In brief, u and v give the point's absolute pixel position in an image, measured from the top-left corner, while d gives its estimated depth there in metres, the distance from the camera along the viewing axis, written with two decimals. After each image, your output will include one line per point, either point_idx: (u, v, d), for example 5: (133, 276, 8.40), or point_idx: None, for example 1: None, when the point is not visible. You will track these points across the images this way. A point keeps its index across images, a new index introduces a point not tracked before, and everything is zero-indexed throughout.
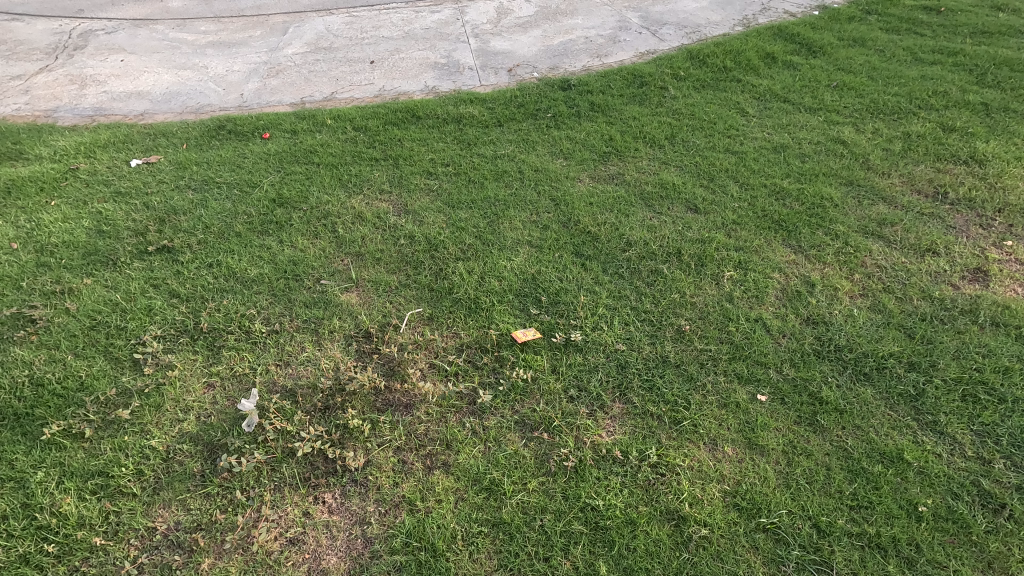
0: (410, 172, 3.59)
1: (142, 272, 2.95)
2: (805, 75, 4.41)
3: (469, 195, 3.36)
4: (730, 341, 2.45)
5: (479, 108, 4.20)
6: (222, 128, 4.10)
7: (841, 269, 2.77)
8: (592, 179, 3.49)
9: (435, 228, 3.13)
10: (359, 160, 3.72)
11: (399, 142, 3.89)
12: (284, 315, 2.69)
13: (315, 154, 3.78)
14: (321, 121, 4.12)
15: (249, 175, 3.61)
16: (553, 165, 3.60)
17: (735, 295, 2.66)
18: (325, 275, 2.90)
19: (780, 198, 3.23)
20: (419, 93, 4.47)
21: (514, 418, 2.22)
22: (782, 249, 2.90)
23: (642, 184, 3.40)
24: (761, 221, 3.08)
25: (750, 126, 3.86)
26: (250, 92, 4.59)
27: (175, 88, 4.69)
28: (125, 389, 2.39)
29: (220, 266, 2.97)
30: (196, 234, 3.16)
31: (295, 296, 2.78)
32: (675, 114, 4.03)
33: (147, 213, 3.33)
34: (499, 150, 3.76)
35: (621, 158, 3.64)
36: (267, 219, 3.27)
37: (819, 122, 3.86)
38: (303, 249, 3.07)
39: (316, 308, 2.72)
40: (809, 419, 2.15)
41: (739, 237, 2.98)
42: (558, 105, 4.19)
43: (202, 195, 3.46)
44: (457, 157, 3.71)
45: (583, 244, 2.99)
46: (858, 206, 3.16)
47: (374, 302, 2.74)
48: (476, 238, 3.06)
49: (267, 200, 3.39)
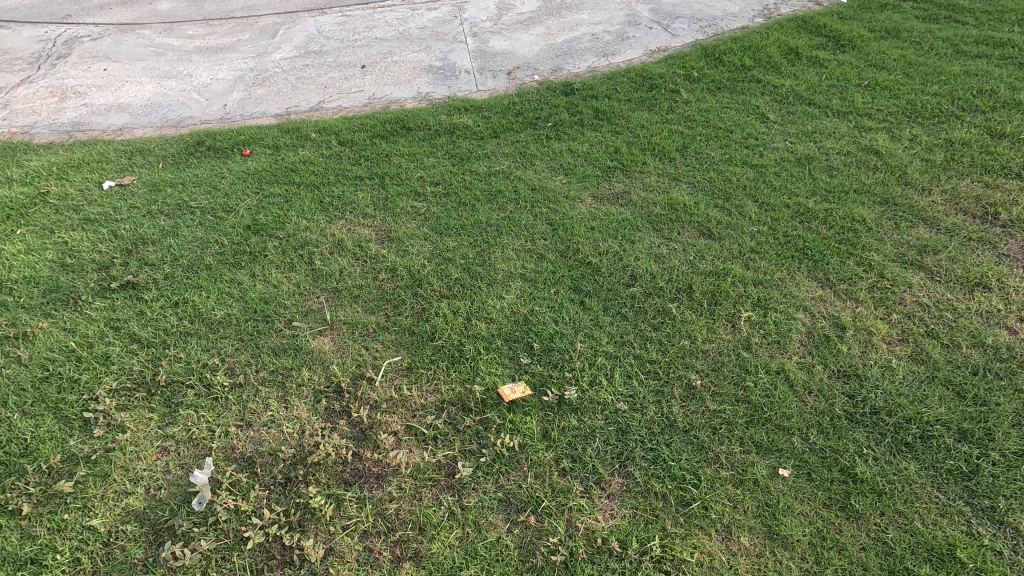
0: (397, 192, 3.31)
1: (102, 313, 2.72)
2: (832, 73, 4.01)
3: (460, 220, 3.08)
4: (747, 401, 2.14)
5: (474, 116, 3.89)
6: (202, 145, 3.85)
7: (877, 309, 2.43)
8: (594, 199, 3.17)
9: (420, 259, 2.85)
10: (343, 179, 3.45)
11: (386, 158, 3.60)
12: (250, 364, 2.44)
13: (296, 173, 3.51)
14: (305, 135, 3.85)
15: (224, 198, 3.36)
16: (552, 182, 3.29)
17: (754, 341, 2.34)
18: (297, 315, 2.65)
19: (806, 221, 2.88)
20: (412, 102, 4.17)
21: (497, 496, 1.95)
22: (807, 283, 2.57)
23: (649, 205, 3.08)
24: (783, 248, 2.74)
25: (770, 134, 3.50)
26: (233, 103, 4.33)
27: (157, 100, 4.44)
28: (71, 455, 2.17)
29: (186, 305, 2.73)
30: (164, 268, 2.93)
31: (264, 341, 2.53)
32: (688, 122, 3.67)
33: (114, 244, 3.09)
34: (494, 166, 3.45)
35: (627, 174, 3.30)
36: (240, 249, 3.02)
37: (849, 129, 3.48)
38: (277, 284, 2.81)
39: (285, 356, 2.46)
40: (841, 502, 1.84)
41: (758, 269, 2.65)
42: (559, 112, 3.86)
43: (174, 223, 3.22)
44: (448, 175, 3.42)
45: (582, 278, 2.69)
46: (894, 230, 2.79)
47: (348, 349, 2.48)
48: (464, 271, 2.77)
49: (242, 227, 3.15)
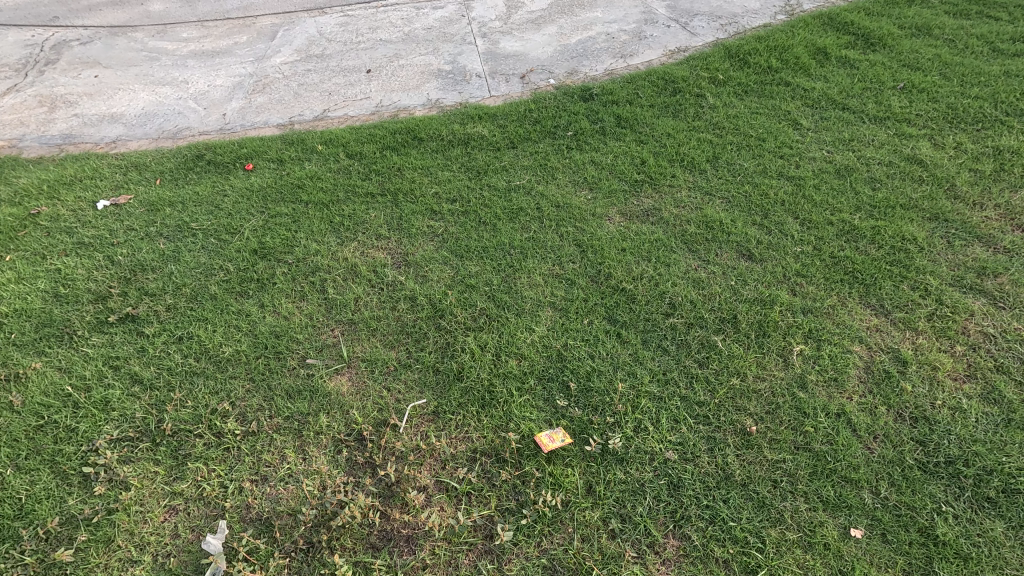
0: (412, 210, 3.12)
1: (100, 351, 2.52)
2: (865, 75, 3.81)
3: (481, 241, 2.89)
4: (808, 449, 1.96)
5: (489, 125, 3.68)
6: (201, 159, 3.64)
7: (939, 340, 2.26)
8: (622, 216, 2.98)
9: (440, 286, 2.66)
10: (354, 197, 3.25)
11: (398, 172, 3.40)
12: (263, 409, 2.26)
13: (303, 190, 3.31)
14: (311, 147, 3.64)
15: (227, 219, 3.15)
16: (577, 199, 3.10)
17: (809, 378, 2.16)
18: (311, 351, 2.46)
19: (852, 240, 2.70)
20: (422, 109, 3.96)
21: (541, 563, 1.78)
22: (860, 311, 2.39)
23: (682, 223, 2.89)
24: (831, 271, 2.56)
25: (805, 142, 3.31)
26: (233, 112, 4.11)
27: (152, 109, 4.22)
28: (71, 517, 1.99)
29: (191, 341, 2.54)
30: (166, 298, 2.73)
31: (276, 382, 2.35)
32: (716, 129, 3.47)
33: (111, 271, 2.89)
34: (514, 181, 3.26)
35: (656, 188, 3.11)
36: (247, 276, 2.83)
37: (888, 136, 3.29)
38: (288, 315, 2.62)
39: (300, 399, 2.28)
40: (922, 568, 1.68)
41: (806, 295, 2.47)
42: (579, 120, 3.65)
43: (175, 247, 3.02)
44: (465, 191, 3.22)
45: (616, 307, 2.51)
46: (948, 249, 2.62)
47: (368, 390, 2.29)
48: (489, 300, 2.58)
49: (248, 251, 2.95)
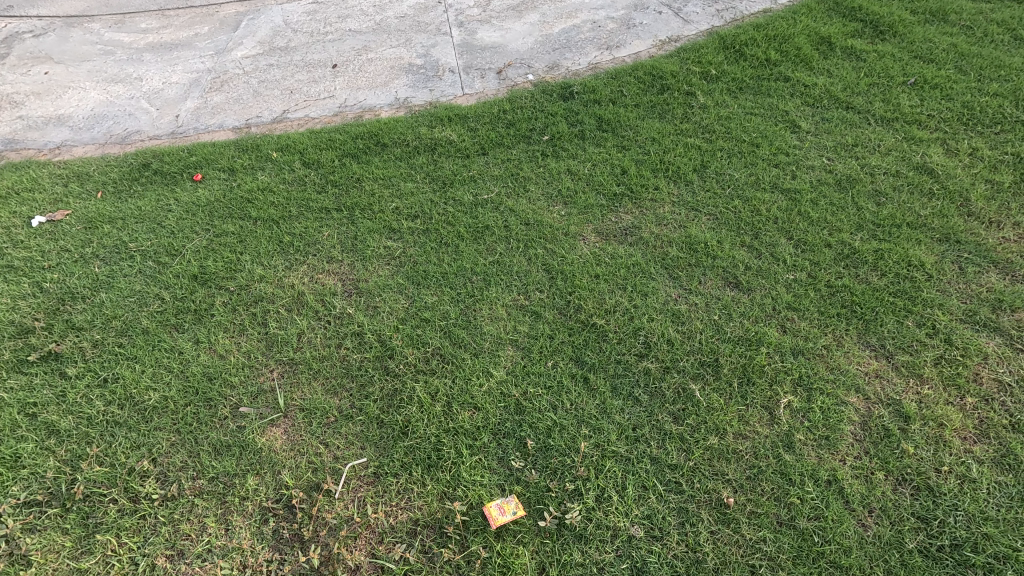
0: (369, 229, 2.85)
1: (16, 395, 2.28)
2: (872, 68, 3.47)
3: (441, 265, 2.62)
4: (793, 527, 1.72)
5: (459, 128, 3.38)
6: (147, 168, 3.36)
7: (947, 390, 1.99)
8: (598, 236, 2.70)
9: (392, 320, 2.41)
10: (307, 213, 2.98)
11: (357, 184, 3.11)
12: (187, 468, 2.03)
13: (253, 205, 3.04)
14: (265, 154, 3.35)
15: (169, 238, 2.89)
16: (549, 215, 2.81)
17: (798, 437, 1.91)
18: (245, 398, 2.22)
19: (851, 266, 2.41)
20: (388, 110, 3.65)
21: None
22: (858, 353, 2.12)
23: (663, 244, 2.61)
24: (827, 304, 2.29)
25: (804, 148, 2.99)
26: (187, 113, 3.81)
27: (102, 110, 3.93)
28: None
29: (116, 384, 2.30)
30: (94, 333, 2.49)
31: (204, 435, 2.12)
32: (706, 133, 3.16)
33: (37, 300, 2.64)
34: (482, 193, 2.97)
35: (636, 203, 2.82)
36: (184, 307, 2.58)
37: (897, 141, 2.97)
38: (225, 354, 2.38)
39: (229, 457, 2.05)
40: None
41: (798, 333, 2.20)
42: (557, 122, 3.34)
43: (109, 271, 2.76)
44: (428, 205, 2.94)
45: (585, 346, 2.24)
46: (960, 277, 2.33)
47: (304, 446, 2.06)
48: (445, 337, 2.32)
49: (187, 277, 2.70)
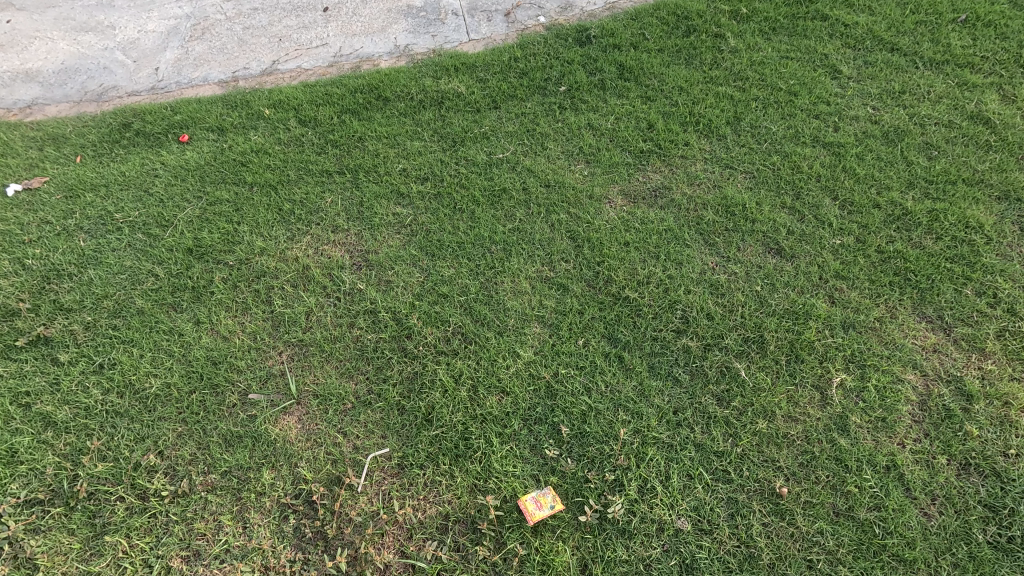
0: (375, 194, 2.63)
1: (6, 384, 2.11)
2: (919, 3, 3.15)
3: (456, 234, 2.43)
4: (851, 518, 1.62)
5: (467, 79, 3.09)
6: (129, 128, 3.08)
7: (1012, 365, 1.86)
8: (624, 198, 2.49)
9: (407, 296, 2.23)
10: (307, 177, 2.74)
11: (359, 143, 2.86)
12: (196, 462, 1.90)
13: (248, 168, 2.80)
14: (257, 111, 3.07)
15: (159, 207, 2.67)
16: (571, 175, 2.59)
17: (853, 420, 1.78)
18: (254, 383, 2.07)
19: (903, 229, 2.23)
20: (388, 59, 3.34)
21: None
22: (914, 325, 1.97)
23: (697, 206, 2.41)
24: (878, 271, 2.11)
25: (846, 95, 2.74)
26: (167, 66, 3.48)
27: (73, 63, 3.58)
28: None
29: (114, 370, 2.14)
30: (85, 315, 2.30)
31: (213, 425, 1.97)
32: (738, 80, 2.89)
33: (20, 279, 2.43)
34: (496, 152, 2.73)
35: (665, 160, 2.60)
36: (181, 283, 2.39)
37: (948, 87, 2.71)
38: (228, 335, 2.21)
39: (241, 449, 1.91)
40: None
41: (848, 304, 2.04)
42: (574, 70, 3.05)
43: (96, 245, 2.55)
44: (438, 166, 2.71)
45: (617, 322, 2.08)
46: (1022, 240, 2.15)
47: (320, 436, 1.92)
48: (465, 314, 2.16)
49: (182, 250, 2.49)
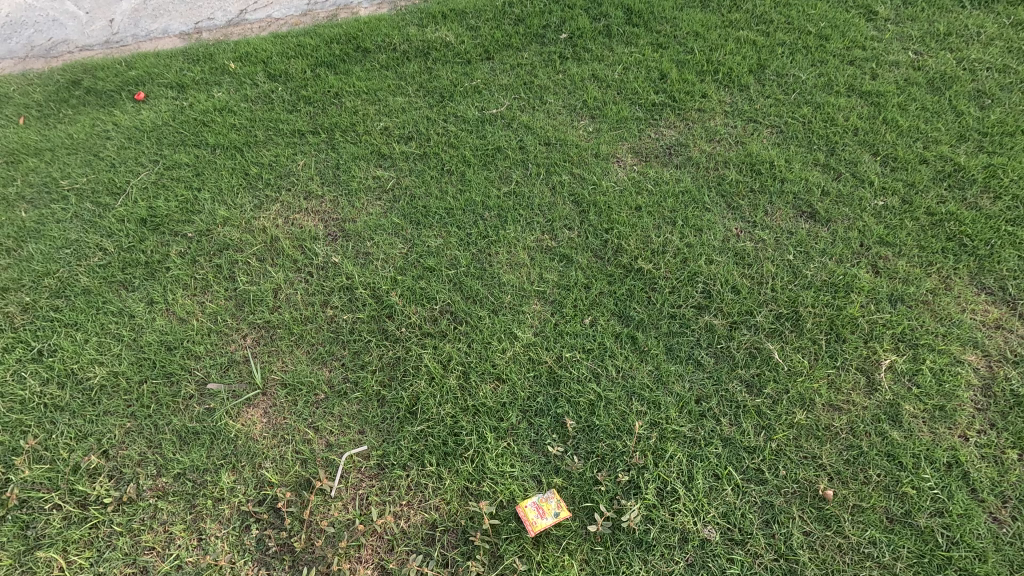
0: (353, 156, 2.33)
1: None
2: None
3: (444, 199, 2.14)
4: (909, 524, 1.38)
5: (456, 27, 2.76)
6: (78, 86, 2.75)
7: None
8: (635, 157, 2.20)
9: (388, 270, 1.96)
10: (276, 137, 2.44)
11: (335, 99, 2.55)
12: (145, 463, 1.65)
13: (210, 129, 2.49)
14: (221, 66, 2.74)
15: (110, 173, 2.37)
16: (573, 132, 2.29)
17: (906, 409, 1.52)
18: (213, 372, 1.81)
19: (955, 188, 1.95)
20: (368, 7, 3.00)
21: None
22: (973, 298, 1.70)
23: (718, 165, 2.12)
24: (929, 236, 1.84)
25: (884, 39, 2.42)
26: (122, 17, 3.13)
27: (19, 15, 3.22)
28: None
29: (54, 357, 1.87)
30: (23, 295, 2.02)
31: (166, 421, 1.72)
32: (760, 24, 2.56)
33: None
34: (489, 108, 2.42)
35: (680, 114, 2.29)
36: (133, 258, 2.10)
37: (999, 28, 2.40)
38: (185, 316, 1.94)
39: (198, 447, 1.66)
40: None
41: (894, 275, 1.77)
42: (576, 15, 2.72)
43: (38, 216, 2.25)
44: (423, 124, 2.40)
45: (629, 298, 1.82)
46: None
47: (289, 432, 1.67)
48: (454, 290, 1.89)
49: (134, 221, 2.20)
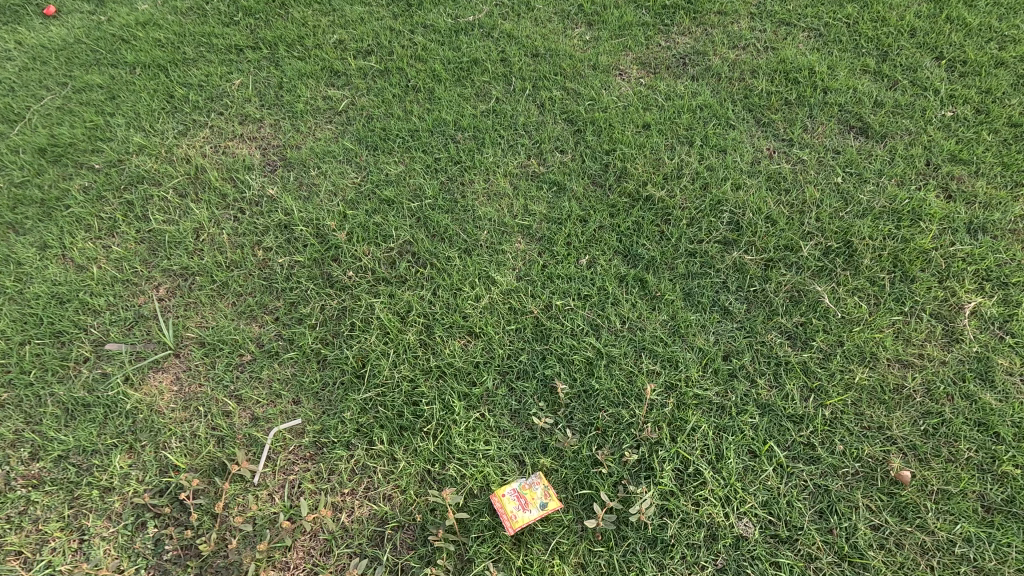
0: (300, 72, 1.92)
1: None
2: None
3: (408, 119, 1.74)
4: (1009, 514, 1.04)
5: None
6: None
7: None
8: (641, 68, 1.80)
9: (337, 204, 1.58)
10: (208, 54, 2.02)
11: (280, 10, 2.12)
12: (20, 442, 1.27)
13: (129, 45, 2.07)
14: None
15: (4, 98, 1.95)
16: (566, 40, 1.88)
17: (998, 364, 1.17)
18: (114, 330, 1.43)
19: None
20: None
21: None
22: None
23: (744, 74, 1.72)
24: (1012, 152, 1.46)
25: None
26: None
27: None
28: None
29: None
30: None
31: (49, 390, 1.35)
32: None
33: None
34: (464, 15, 2.01)
35: (696, 17, 1.88)
36: (24, 193, 1.70)
37: None
38: (84, 262, 1.55)
39: (86, 423, 1.29)
40: None
41: (971, 199, 1.40)
42: None
43: None
44: (385, 34, 1.99)
45: (636, 233, 1.46)
46: None
47: (204, 402, 1.31)
48: (418, 226, 1.52)
49: (29, 151, 1.79)
